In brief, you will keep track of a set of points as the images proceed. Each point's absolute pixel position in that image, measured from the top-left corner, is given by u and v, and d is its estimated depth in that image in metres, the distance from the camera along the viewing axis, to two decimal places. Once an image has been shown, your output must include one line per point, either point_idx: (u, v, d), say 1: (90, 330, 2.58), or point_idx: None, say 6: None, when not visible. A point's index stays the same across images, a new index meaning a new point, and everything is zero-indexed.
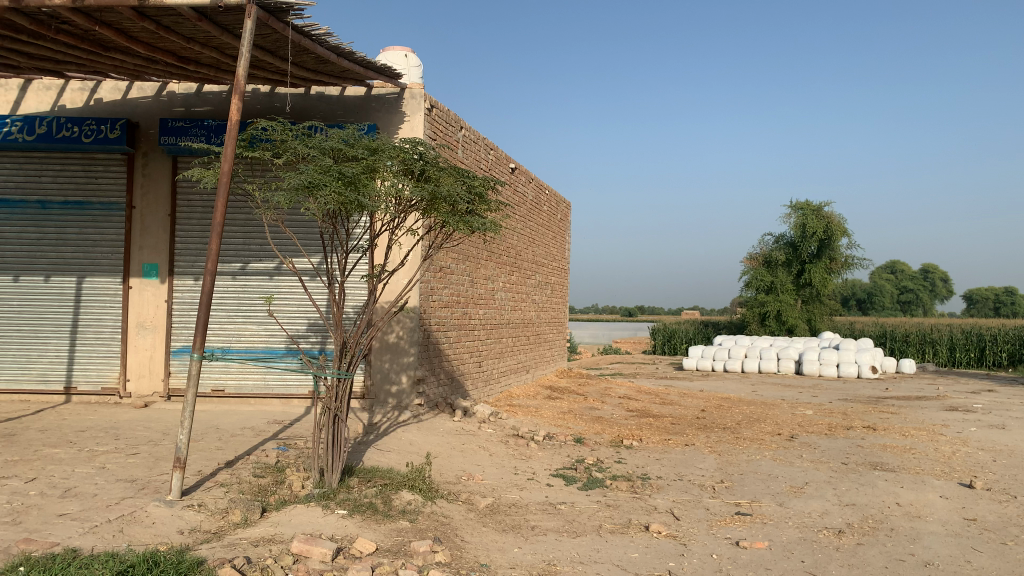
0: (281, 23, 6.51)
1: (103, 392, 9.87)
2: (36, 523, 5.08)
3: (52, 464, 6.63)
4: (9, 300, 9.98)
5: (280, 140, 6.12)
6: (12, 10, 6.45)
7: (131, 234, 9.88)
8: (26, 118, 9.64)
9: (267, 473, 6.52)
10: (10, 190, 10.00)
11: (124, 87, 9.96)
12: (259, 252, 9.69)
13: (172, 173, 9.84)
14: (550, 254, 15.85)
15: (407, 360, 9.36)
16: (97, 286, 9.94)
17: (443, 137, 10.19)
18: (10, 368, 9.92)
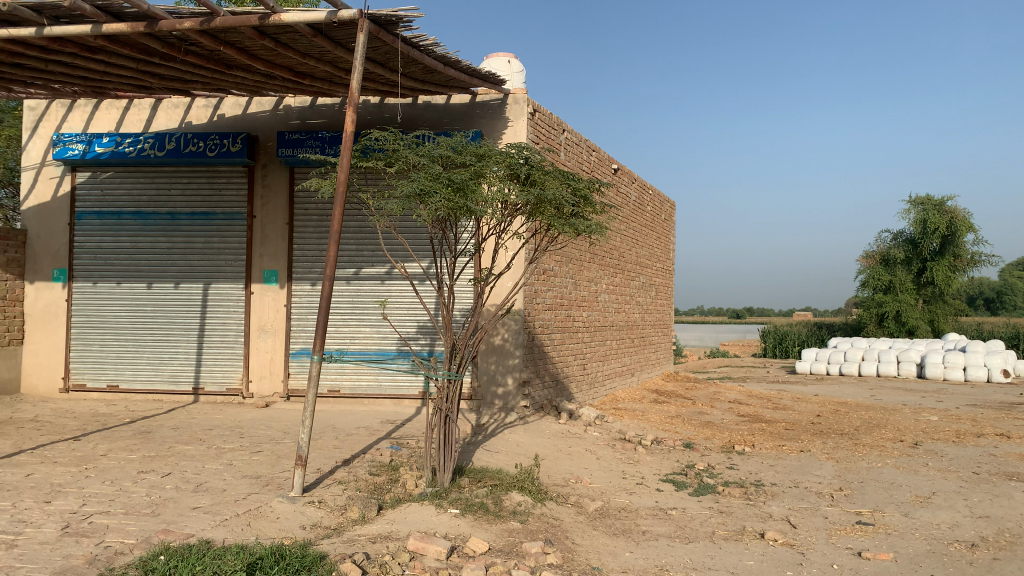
0: (390, 35, 6.70)
1: (228, 392, 10.41)
2: (172, 515, 5.41)
3: (184, 460, 7.06)
4: (143, 305, 10.68)
5: (391, 149, 6.32)
6: (147, 35, 6.92)
7: (253, 242, 10.41)
8: (157, 135, 10.33)
9: (381, 472, 6.72)
10: (144, 203, 10.70)
11: (244, 102, 10.49)
12: (372, 258, 10.01)
13: (290, 183, 10.29)
14: (654, 256, 15.66)
15: (512, 362, 9.46)
16: (222, 292, 10.50)
17: (546, 140, 10.23)
18: (146, 369, 10.61)
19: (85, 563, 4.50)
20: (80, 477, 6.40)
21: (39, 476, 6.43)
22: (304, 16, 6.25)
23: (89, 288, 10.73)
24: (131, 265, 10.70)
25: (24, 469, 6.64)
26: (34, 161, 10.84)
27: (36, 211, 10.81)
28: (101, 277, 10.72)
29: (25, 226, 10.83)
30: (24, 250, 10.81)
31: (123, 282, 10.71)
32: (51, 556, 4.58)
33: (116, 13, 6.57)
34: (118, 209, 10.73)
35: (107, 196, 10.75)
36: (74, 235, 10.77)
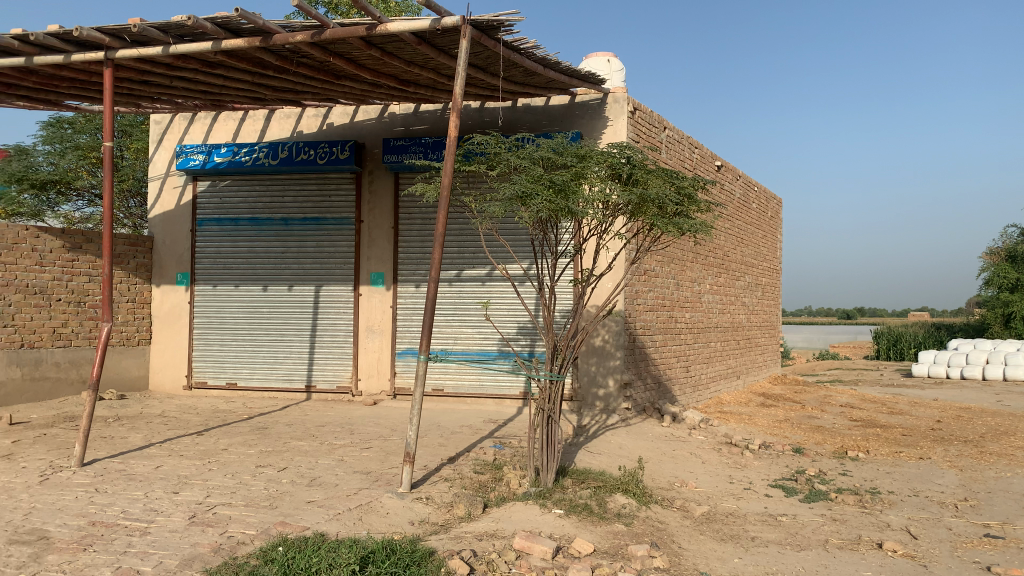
0: (492, 40, 6.78)
1: (338, 390, 10.79)
2: (289, 508, 5.65)
3: (299, 456, 7.36)
4: (260, 307, 11.20)
5: (493, 152, 6.40)
6: (262, 49, 7.25)
7: (360, 246, 10.74)
8: (271, 145, 10.83)
9: (486, 470, 6.81)
10: (259, 210, 11.20)
11: (351, 110, 10.84)
12: (473, 260, 10.16)
13: (395, 188, 10.57)
14: (761, 254, 15.25)
15: (614, 363, 9.41)
16: (332, 294, 10.89)
17: (647, 138, 10.12)
18: (263, 367, 11.14)
19: (212, 551, 4.76)
20: (205, 470, 6.78)
21: (168, 468, 6.85)
22: (409, 25, 6.40)
23: (210, 291, 11.34)
24: (248, 268, 11.23)
25: (154, 461, 7.09)
26: (160, 172, 11.56)
27: (162, 219, 11.52)
28: (220, 280, 11.30)
29: (153, 233, 11.56)
30: (152, 256, 11.52)
31: (241, 285, 11.26)
32: (181, 544, 4.87)
33: (235, 29, 6.92)
34: (235, 215, 11.28)
35: (226, 204, 11.32)
36: (196, 240, 11.40)
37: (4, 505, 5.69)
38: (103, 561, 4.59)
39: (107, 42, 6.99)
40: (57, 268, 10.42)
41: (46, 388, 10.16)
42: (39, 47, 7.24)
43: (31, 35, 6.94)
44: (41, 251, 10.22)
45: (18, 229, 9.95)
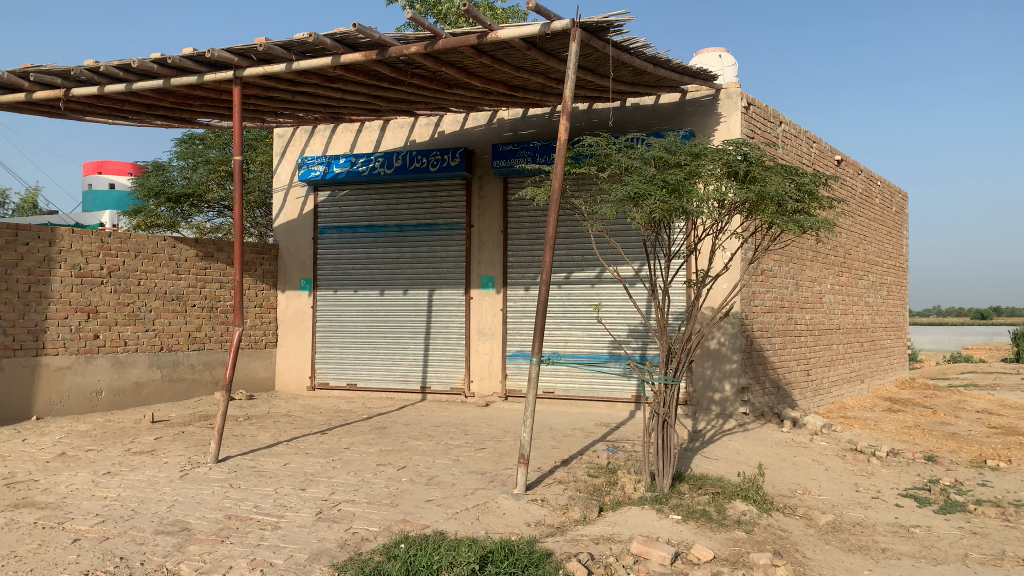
0: (602, 42, 6.75)
1: (451, 391, 11.01)
2: (409, 507, 5.81)
3: (416, 455, 7.55)
4: (377, 310, 11.57)
5: (604, 154, 6.38)
6: (377, 62, 7.49)
7: (471, 251, 10.92)
8: (386, 154, 11.18)
9: (600, 474, 6.78)
10: (376, 217, 11.58)
11: (461, 118, 11.01)
12: (582, 262, 10.15)
13: (504, 192, 10.67)
14: (885, 252, 14.53)
15: (730, 367, 9.18)
16: (445, 298, 11.11)
17: (763, 134, 9.81)
18: (380, 369, 11.51)
19: (338, 546, 4.95)
20: (329, 468, 7.06)
21: (295, 465, 7.17)
22: (519, 31, 6.48)
23: (330, 296, 11.81)
24: (365, 274, 11.63)
25: (282, 458, 7.44)
26: (284, 183, 12.16)
27: (285, 227, 12.10)
28: (339, 285, 11.75)
29: (278, 241, 12.16)
30: (277, 263, 12.12)
31: (359, 290, 11.67)
32: (309, 539, 5.09)
33: (352, 44, 7.18)
34: (353, 223, 11.70)
35: (344, 212, 11.76)
36: (317, 248, 11.90)
37: (150, 497, 6.11)
38: (239, 553, 4.85)
39: (235, 62, 7.41)
40: (192, 275, 11.09)
41: (183, 388, 10.87)
42: (175, 70, 7.74)
43: (168, 59, 7.44)
44: (177, 260, 10.90)
45: (157, 240, 10.64)
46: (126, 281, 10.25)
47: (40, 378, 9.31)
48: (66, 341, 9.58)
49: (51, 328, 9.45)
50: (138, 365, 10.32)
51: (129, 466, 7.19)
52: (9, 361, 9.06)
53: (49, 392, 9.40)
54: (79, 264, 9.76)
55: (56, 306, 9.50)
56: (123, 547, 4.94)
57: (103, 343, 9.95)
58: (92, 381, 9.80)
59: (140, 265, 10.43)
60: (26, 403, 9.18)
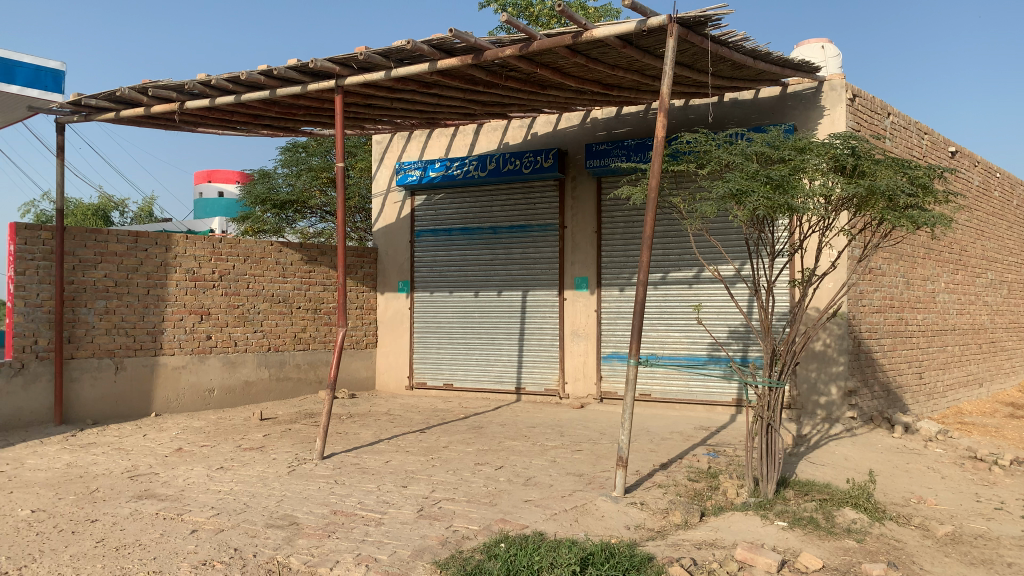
0: (699, 36, 6.62)
1: (546, 392, 11.02)
2: (508, 506, 5.84)
3: (514, 455, 7.59)
4: (472, 311, 11.71)
5: (703, 150, 6.24)
6: (474, 66, 7.57)
7: (564, 251, 10.90)
8: (480, 157, 11.29)
9: (701, 478, 6.63)
10: (470, 220, 11.73)
11: (555, 119, 11.01)
12: (679, 262, 10.00)
13: (598, 192, 10.60)
14: (1005, 248, 13.68)
15: (836, 369, 8.88)
16: (539, 299, 11.14)
17: (870, 127, 9.41)
18: (476, 369, 11.65)
19: (440, 544, 5.02)
20: (429, 466, 7.18)
21: (396, 463, 7.33)
22: (614, 29, 6.43)
23: (427, 297, 12.04)
24: (461, 276, 11.79)
25: (384, 456, 7.62)
26: (382, 189, 12.48)
27: (384, 231, 12.42)
28: (436, 287, 11.97)
29: (377, 245, 12.49)
30: (377, 266, 12.43)
31: (454, 291, 11.85)
32: (412, 535, 5.18)
33: (449, 49, 7.28)
34: (449, 226, 11.89)
35: (440, 216, 11.97)
36: (414, 251, 12.15)
37: (261, 491, 6.36)
38: (345, 548, 4.98)
39: (337, 71, 7.63)
40: (297, 279, 11.47)
41: (289, 387, 11.28)
42: (281, 81, 8.04)
43: (274, 70, 7.73)
44: (283, 264, 11.30)
45: (265, 245, 11.06)
46: (236, 285, 10.70)
47: (158, 377, 9.86)
48: (181, 342, 10.10)
49: (168, 329, 9.98)
50: (248, 364, 10.79)
51: (241, 461, 7.52)
52: (131, 361, 9.64)
53: (167, 390, 9.95)
54: (192, 269, 10.27)
55: (172, 308, 10.03)
56: (237, 539, 5.16)
57: (215, 343, 10.43)
58: (205, 380, 10.30)
59: (248, 269, 10.87)
60: (145, 400, 9.75)
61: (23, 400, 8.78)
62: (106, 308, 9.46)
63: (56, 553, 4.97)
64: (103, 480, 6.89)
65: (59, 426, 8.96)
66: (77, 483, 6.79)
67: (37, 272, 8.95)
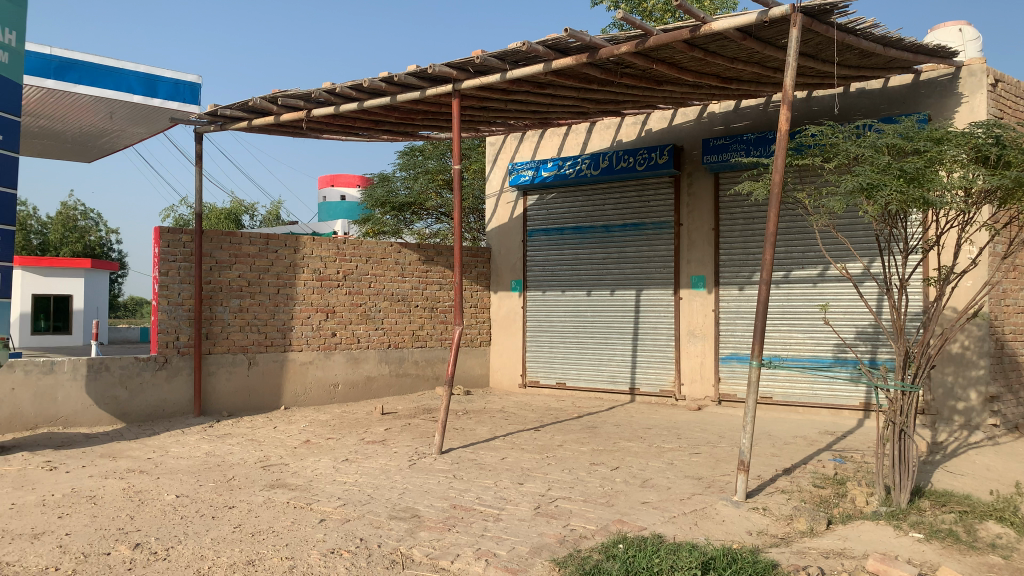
0: (825, 25, 6.35)
1: (661, 393, 10.85)
2: (625, 507, 5.80)
3: (630, 456, 7.52)
4: (586, 311, 11.69)
5: (830, 143, 5.99)
6: (589, 65, 7.56)
7: (680, 249, 10.70)
8: (593, 156, 11.25)
9: (827, 485, 6.37)
10: (583, 218, 11.72)
11: (670, 114, 10.84)
12: (803, 260, 9.64)
13: (715, 188, 10.35)
14: None
15: (976, 373, 8.34)
16: (654, 298, 10.99)
17: (1015, 113, 8.75)
18: (589, 369, 11.62)
19: (558, 542, 5.05)
20: (545, 464, 7.22)
21: (512, 460, 7.41)
22: (734, 22, 6.27)
23: (541, 297, 12.13)
24: (574, 275, 11.80)
25: (500, 453, 7.72)
26: (496, 189, 12.70)
27: (497, 231, 12.65)
28: (549, 286, 12.05)
29: (491, 245, 12.71)
30: (490, 265, 12.67)
31: (568, 291, 11.87)
32: (530, 532, 5.23)
33: (564, 48, 7.30)
34: (562, 225, 11.94)
35: (553, 215, 12.04)
36: (528, 250, 12.27)
37: (383, 484, 6.57)
38: (465, 542, 5.08)
39: (454, 75, 7.80)
40: (414, 278, 11.78)
41: (408, 383, 11.59)
42: (401, 87, 8.29)
43: (395, 77, 7.98)
44: (402, 264, 11.63)
45: (385, 246, 11.41)
46: (358, 284, 11.10)
47: (287, 372, 10.36)
48: (309, 339, 10.57)
49: (296, 327, 10.46)
50: (370, 360, 11.17)
51: (364, 454, 7.80)
52: (263, 356, 10.18)
53: (295, 384, 10.44)
54: (318, 269, 10.72)
55: (300, 307, 10.51)
56: (363, 530, 5.35)
57: (339, 340, 10.85)
58: (330, 375, 10.74)
59: (370, 269, 11.25)
60: (276, 394, 10.27)
61: (167, 392, 9.44)
62: (239, 306, 10.03)
63: (199, 536, 5.31)
64: (239, 469, 7.30)
65: (198, 417, 9.57)
66: (216, 471, 7.22)
67: (178, 273, 9.58)
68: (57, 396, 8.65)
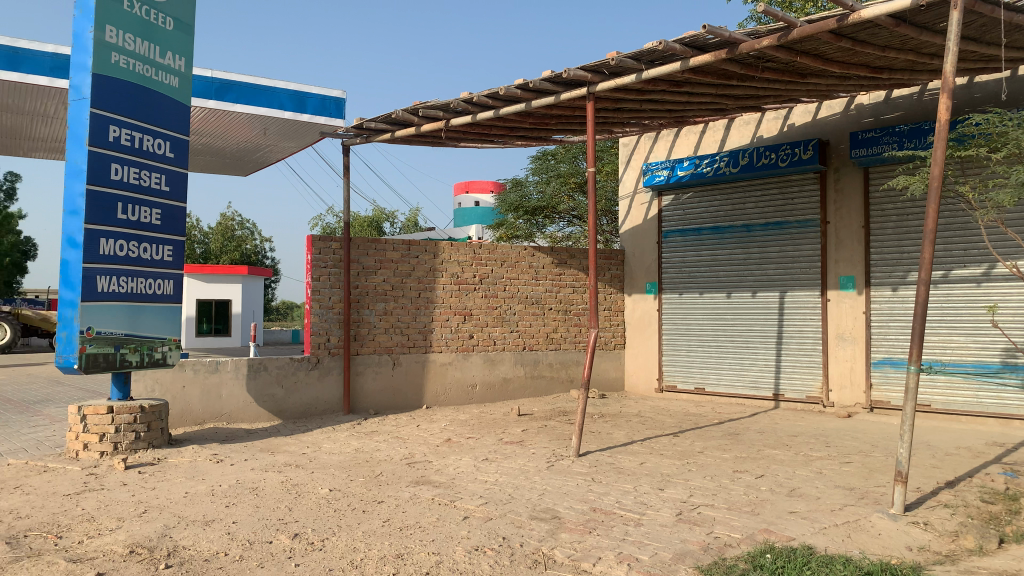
0: (990, 5, 5.91)
1: (808, 400, 10.40)
2: (772, 517, 5.61)
3: (775, 464, 7.26)
4: (725, 313, 11.39)
5: (997, 131, 5.56)
6: (728, 61, 7.37)
7: (827, 248, 10.22)
8: (732, 153, 10.95)
9: (997, 500, 5.91)
10: (721, 218, 11.43)
11: (814, 108, 10.39)
12: (966, 258, 9.00)
13: (865, 183, 9.82)
14: None
15: None
16: (799, 300, 10.56)
17: None
18: (729, 373, 11.31)
19: (702, 549, 4.95)
20: (685, 470, 7.09)
21: (652, 465, 7.33)
22: (885, 8, 5.95)
23: (677, 299, 11.94)
24: (713, 276, 11.53)
25: (638, 457, 7.65)
26: (630, 190, 12.63)
27: (631, 232, 12.58)
28: (686, 288, 11.84)
29: (625, 247, 12.66)
30: (624, 268, 12.62)
31: (706, 293, 11.62)
32: (672, 538, 5.16)
33: (702, 46, 7.15)
34: (699, 225, 11.70)
35: (690, 215, 11.82)
36: (664, 251, 12.11)
37: (524, 484, 6.67)
38: (606, 545, 5.07)
39: (589, 78, 7.82)
40: (549, 281, 11.86)
41: (543, 385, 11.70)
42: (536, 92, 8.39)
43: (531, 83, 8.08)
44: (536, 267, 11.74)
45: (519, 249, 11.58)
46: (495, 287, 11.31)
47: (428, 372, 10.71)
48: (448, 340, 10.88)
49: (436, 329, 10.80)
50: (506, 362, 11.35)
51: (504, 453, 7.94)
52: (405, 357, 10.57)
53: (436, 384, 10.77)
54: (456, 273, 11.02)
55: (439, 310, 10.84)
56: (505, 529, 5.45)
57: (477, 342, 11.10)
58: (468, 376, 11.00)
59: (505, 273, 11.43)
60: (418, 393, 10.65)
61: (319, 390, 9.97)
62: (384, 309, 10.47)
63: (352, 528, 5.58)
64: (386, 465, 7.61)
65: (347, 415, 10.05)
66: (365, 466, 7.56)
67: (328, 278, 10.09)
68: (222, 394, 9.29)
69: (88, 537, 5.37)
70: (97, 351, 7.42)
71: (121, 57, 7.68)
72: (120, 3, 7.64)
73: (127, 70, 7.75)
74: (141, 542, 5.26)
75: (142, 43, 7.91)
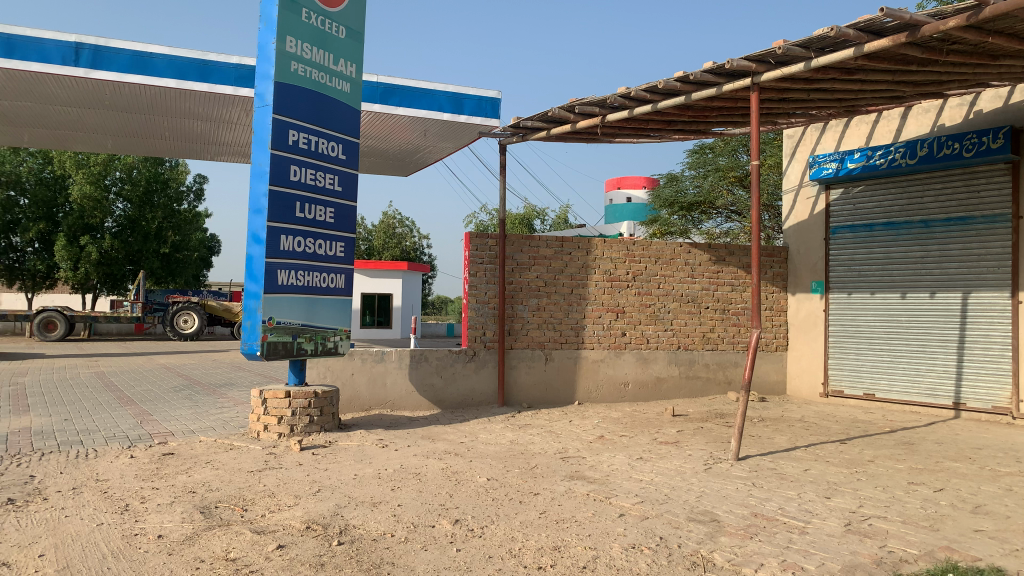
0: None
1: (994, 411, 9.54)
2: (954, 534, 5.21)
3: (957, 478, 6.73)
4: (899, 315, 10.70)
5: None
6: (907, 45, 6.91)
7: (1019, 246, 9.34)
8: (908, 144, 10.33)
9: None
10: (896, 213, 10.73)
11: (1006, 92, 9.47)
12: None
13: None
14: None
15: None
16: (985, 301, 9.71)
17: None
18: (903, 379, 10.60)
19: (874, 562, 4.69)
20: (854, 479, 6.72)
21: (817, 472, 7.00)
22: None
23: (844, 299, 11.34)
24: (885, 275, 10.85)
25: (802, 464, 7.32)
26: (794, 184, 12.17)
27: (795, 229, 12.09)
28: (855, 288, 11.21)
29: (789, 244, 12.17)
30: (788, 265, 12.11)
31: (877, 293, 10.96)
32: (841, 549, 4.91)
33: (879, 30, 6.72)
34: (870, 221, 11.04)
35: (860, 210, 11.17)
36: (831, 248, 11.53)
37: (680, 485, 6.57)
38: (769, 551, 4.91)
39: (753, 68, 7.55)
40: (705, 279, 11.49)
41: (699, 385, 11.38)
42: (696, 85, 8.22)
43: (691, 75, 7.92)
44: (692, 265, 11.43)
45: (674, 246, 11.33)
46: (649, 284, 11.14)
47: (581, 368, 10.76)
48: (600, 338, 10.87)
49: (589, 326, 10.82)
50: (659, 361, 11.17)
51: (659, 453, 7.85)
52: (558, 353, 10.69)
53: (588, 381, 10.80)
54: (609, 270, 10.98)
55: (592, 306, 10.84)
56: (662, 528, 5.39)
57: (629, 340, 11.01)
58: (621, 373, 10.94)
59: (660, 270, 11.24)
60: (571, 389, 10.73)
61: (475, 382, 10.29)
62: (537, 305, 10.63)
63: (509, 518, 5.71)
64: (540, 458, 7.73)
65: (502, 407, 10.32)
66: (520, 459, 7.70)
67: (485, 274, 10.38)
68: (387, 382, 9.78)
69: (269, 511, 5.81)
70: (277, 339, 8.00)
71: (300, 66, 8.22)
72: (298, 15, 8.18)
73: (305, 77, 8.28)
74: (316, 519, 5.64)
75: (318, 52, 8.44)
